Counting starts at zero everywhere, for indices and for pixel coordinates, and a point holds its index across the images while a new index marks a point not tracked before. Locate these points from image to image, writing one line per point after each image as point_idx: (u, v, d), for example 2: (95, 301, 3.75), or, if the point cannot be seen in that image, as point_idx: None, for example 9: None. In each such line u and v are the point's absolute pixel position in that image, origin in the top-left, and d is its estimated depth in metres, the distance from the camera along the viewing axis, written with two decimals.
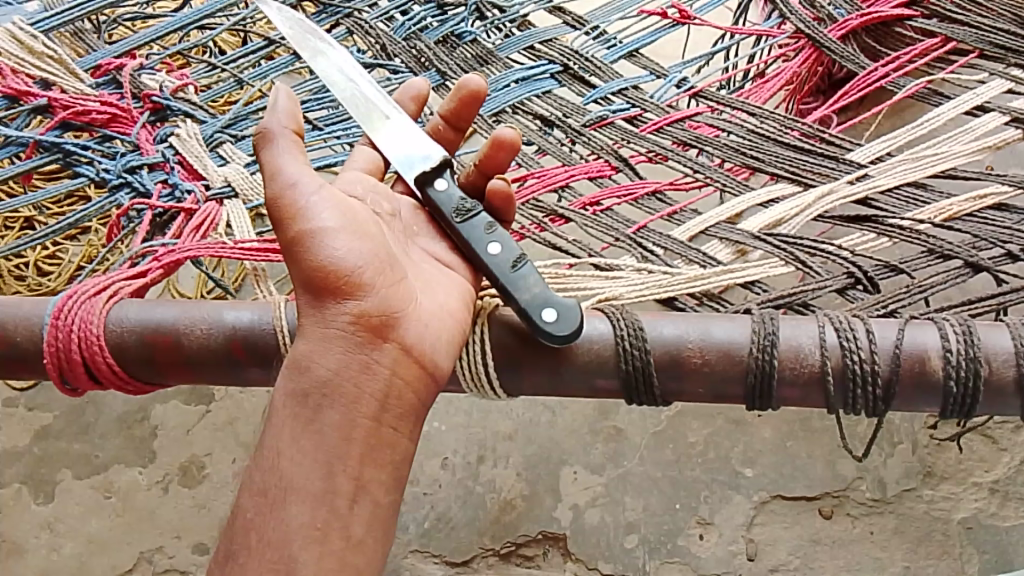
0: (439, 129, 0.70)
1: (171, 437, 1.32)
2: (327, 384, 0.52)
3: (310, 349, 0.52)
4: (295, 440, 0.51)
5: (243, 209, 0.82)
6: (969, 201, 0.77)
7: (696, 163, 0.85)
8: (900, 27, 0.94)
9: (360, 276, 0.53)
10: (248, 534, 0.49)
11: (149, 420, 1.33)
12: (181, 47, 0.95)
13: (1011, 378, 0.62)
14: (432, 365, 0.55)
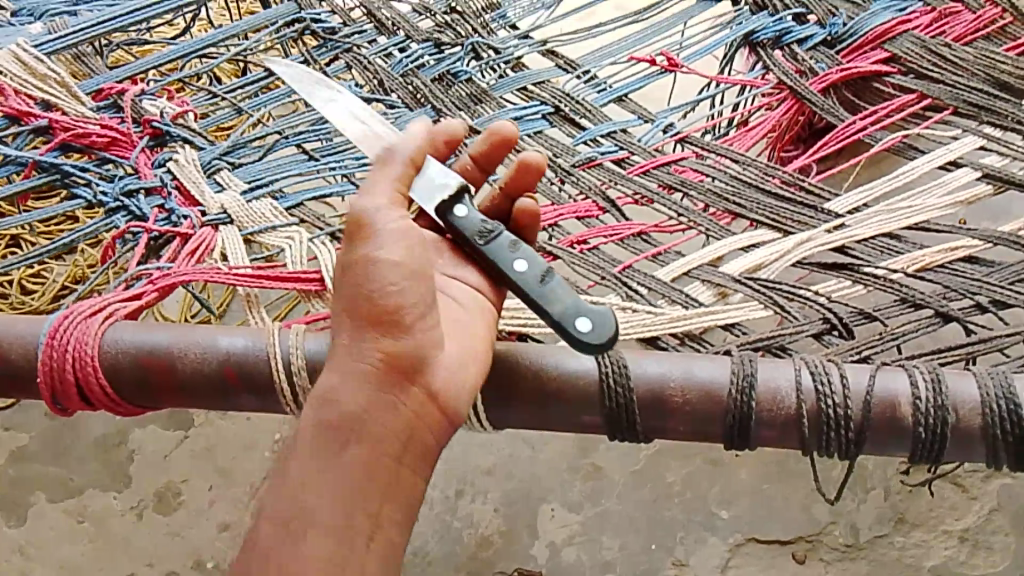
0: (466, 167, 0.72)
1: (146, 462, 1.39)
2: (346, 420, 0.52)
3: (347, 383, 0.53)
4: (319, 472, 0.51)
5: (238, 234, 0.84)
6: (940, 252, 0.80)
7: (681, 207, 0.87)
8: (879, 82, 0.99)
9: (407, 318, 0.54)
10: (262, 557, 0.50)
11: (125, 445, 1.41)
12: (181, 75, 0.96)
13: (978, 426, 0.62)
14: (456, 412, 0.56)
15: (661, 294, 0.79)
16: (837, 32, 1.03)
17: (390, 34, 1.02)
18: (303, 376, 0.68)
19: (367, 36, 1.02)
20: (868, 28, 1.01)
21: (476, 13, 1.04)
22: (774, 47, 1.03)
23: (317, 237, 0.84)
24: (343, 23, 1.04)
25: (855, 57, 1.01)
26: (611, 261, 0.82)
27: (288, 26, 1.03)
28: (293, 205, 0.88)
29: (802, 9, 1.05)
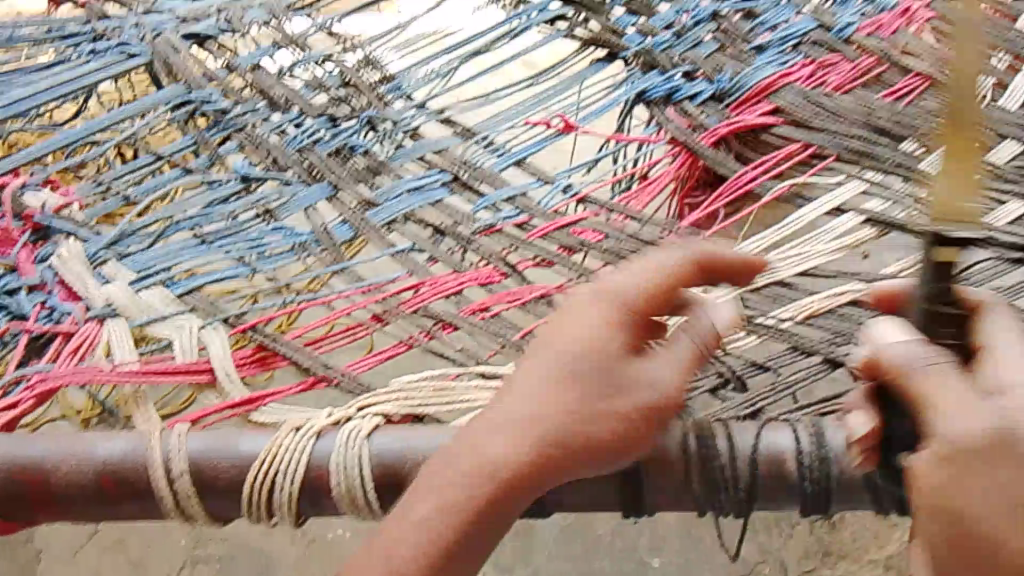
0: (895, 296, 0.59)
1: (57, 557, 1.28)
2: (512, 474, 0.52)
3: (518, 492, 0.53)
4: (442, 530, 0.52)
5: (125, 328, 0.79)
6: (825, 298, 0.82)
7: (580, 267, 0.86)
8: (765, 133, 1.03)
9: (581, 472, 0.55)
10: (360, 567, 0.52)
11: (33, 541, 1.30)
12: (68, 164, 0.96)
13: (861, 479, 0.62)
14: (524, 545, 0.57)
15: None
16: (725, 87, 1.07)
17: (284, 110, 1.00)
18: (187, 480, 0.61)
19: (260, 113, 1.00)
20: (753, 82, 1.06)
21: (371, 85, 1.04)
22: (665, 104, 1.08)
23: (209, 324, 0.81)
24: (235, 102, 1.01)
25: (743, 110, 1.05)
26: (513, 327, 0.80)
27: (179, 107, 1.01)
28: (183, 292, 0.84)
29: (689, 66, 1.10)
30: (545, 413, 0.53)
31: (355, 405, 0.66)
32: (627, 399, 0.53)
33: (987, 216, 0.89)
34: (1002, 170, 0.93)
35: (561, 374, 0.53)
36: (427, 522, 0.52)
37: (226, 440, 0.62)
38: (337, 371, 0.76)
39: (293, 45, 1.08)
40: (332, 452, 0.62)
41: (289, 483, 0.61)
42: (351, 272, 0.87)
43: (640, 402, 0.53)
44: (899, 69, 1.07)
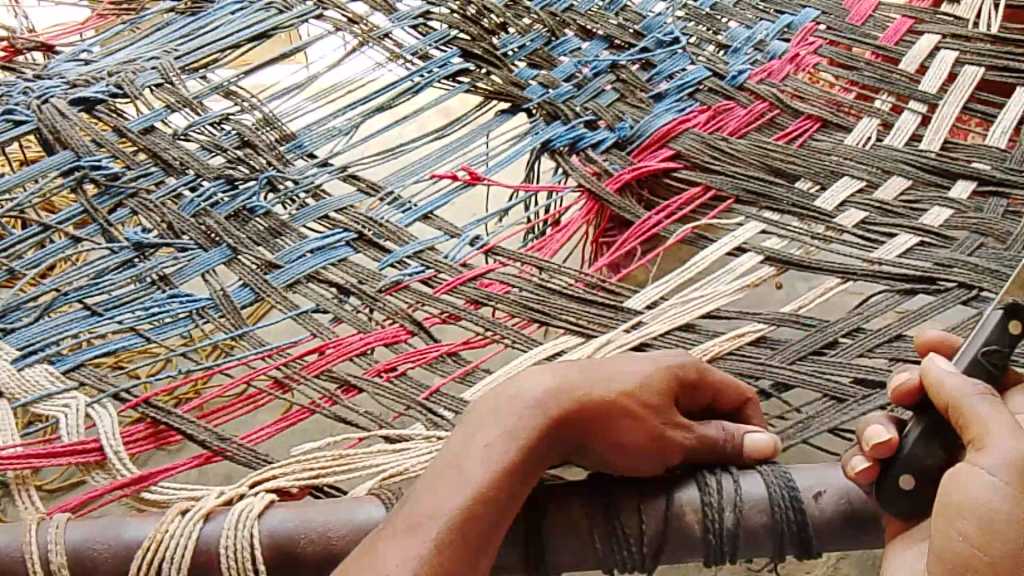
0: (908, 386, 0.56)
1: None
2: (510, 442, 0.56)
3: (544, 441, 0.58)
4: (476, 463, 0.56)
5: (8, 410, 0.75)
6: (728, 340, 0.81)
7: (488, 321, 0.85)
8: (667, 177, 1.05)
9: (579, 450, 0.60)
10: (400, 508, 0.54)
11: None
12: None
13: (761, 523, 0.62)
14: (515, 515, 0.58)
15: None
16: (627, 134, 1.09)
17: (179, 173, 0.97)
18: (65, 574, 0.57)
19: (154, 176, 0.97)
20: (653, 130, 1.09)
21: (270, 144, 1.02)
22: (570, 153, 1.09)
23: (96, 400, 0.76)
24: (127, 167, 0.98)
25: (645, 156, 1.08)
26: (420, 386, 0.79)
27: (69, 173, 0.97)
28: (71, 367, 0.79)
29: (591, 116, 1.12)
30: (545, 395, 0.58)
31: (250, 481, 0.64)
32: (614, 384, 0.60)
33: (878, 249, 0.92)
34: (890, 205, 0.96)
35: (560, 373, 0.61)
36: (487, 451, 0.56)
37: (105, 527, 0.58)
38: (235, 443, 0.73)
39: (188, 107, 1.05)
40: (221, 533, 0.58)
41: (174, 571, 0.57)
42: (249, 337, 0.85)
43: (623, 385, 0.60)
44: (790, 112, 1.11)
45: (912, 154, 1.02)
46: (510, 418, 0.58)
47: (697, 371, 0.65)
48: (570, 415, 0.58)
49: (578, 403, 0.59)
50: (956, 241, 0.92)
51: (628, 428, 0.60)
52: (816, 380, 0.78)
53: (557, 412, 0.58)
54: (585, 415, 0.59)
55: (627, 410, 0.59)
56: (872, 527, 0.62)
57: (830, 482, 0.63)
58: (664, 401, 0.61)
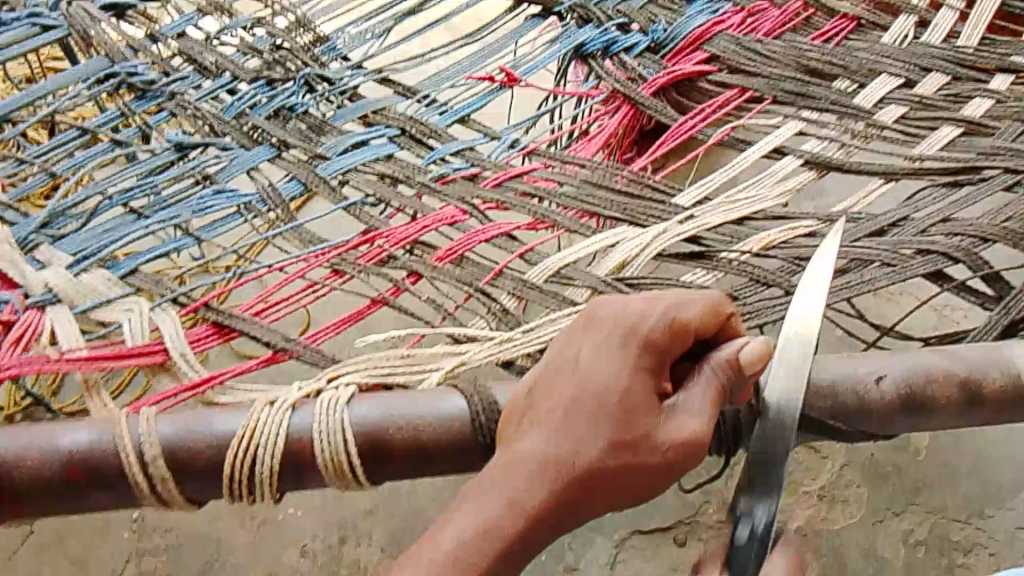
0: None
1: None
2: (491, 536, 0.52)
3: (501, 465, 0.55)
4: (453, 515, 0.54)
5: (70, 315, 0.76)
6: (781, 231, 0.83)
7: (540, 207, 0.86)
8: (703, 81, 1.05)
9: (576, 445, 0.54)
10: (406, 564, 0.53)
11: None
12: None
13: (823, 411, 0.65)
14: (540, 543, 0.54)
15: (530, 299, 0.78)
16: (660, 37, 1.08)
17: (215, 76, 0.97)
18: (161, 464, 0.59)
19: (189, 81, 0.97)
20: (687, 31, 1.07)
21: (304, 47, 1.01)
22: (603, 57, 1.07)
23: (158, 304, 0.78)
24: (163, 73, 0.97)
25: (679, 60, 1.06)
26: (482, 270, 0.80)
27: (103, 81, 0.95)
28: (125, 274, 0.80)
29: (623, 19, 1.10)
30: (528, 487, 0.53)
31: (325, 378, 0.66)
32: (585, 442, 0.54)
33: (920, 144, 0.93)
34: (931, 100, 0.97)
35: (528, 441, 0.55)
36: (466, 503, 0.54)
37: (197, 422, 0.61)
38: (300, 342, 0.73)
39: (219, 11, 1.05)
40: (311, 423, 0.61)
41: (270, 458, 0.60)
42: (300, 236, 0.84)
43: (601, 439, 0.53)
44: (826, 11, 1.10)
45: (949, 51, 1.02)
46: (497, 500, 0.53)
47: (663, 349, 0.55)
48: (559, 494, 0.53)
49: (561, 479, 0.53)
50: (998, 129, 0.93)
51: (627, 479, 0.54)
52: (881, 253, 0.79)
53: (544, 494, 0.53)
54: (571, 485, 0.53)
55: (609, 465, 0.53)
56: (930, 408, 0.66)
57: (892, 369, 0.67)
58: (646, 428, 0.54)
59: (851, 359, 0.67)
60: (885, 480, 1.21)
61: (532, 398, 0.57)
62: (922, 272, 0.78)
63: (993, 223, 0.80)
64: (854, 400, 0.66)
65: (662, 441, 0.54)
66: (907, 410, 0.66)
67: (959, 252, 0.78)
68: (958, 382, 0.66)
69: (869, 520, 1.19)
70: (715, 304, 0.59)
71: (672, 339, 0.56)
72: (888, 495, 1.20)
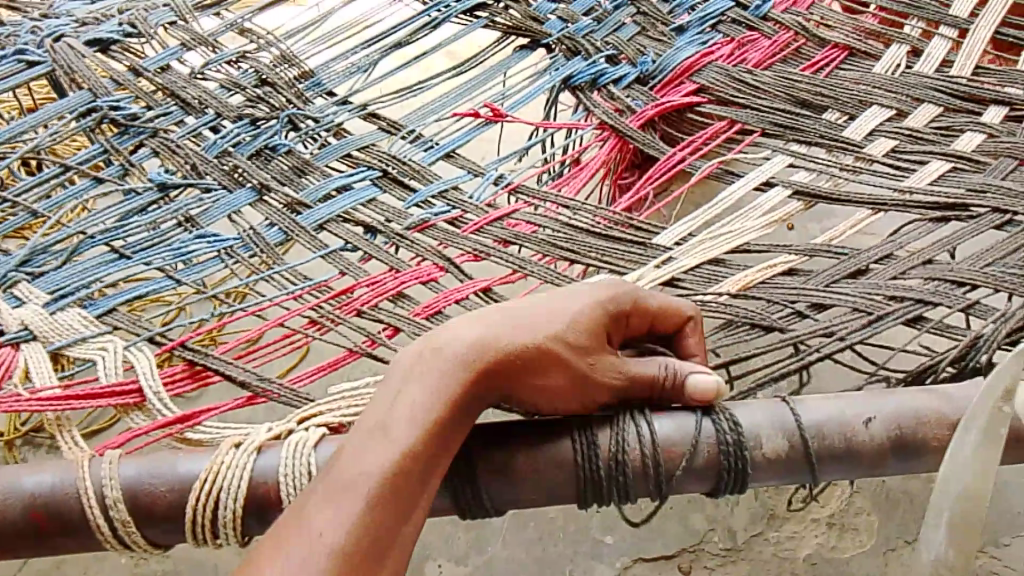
0: None
1: None
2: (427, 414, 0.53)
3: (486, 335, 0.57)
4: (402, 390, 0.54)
5: (44, 352, 0.75)
6: (760, 270, 0.81)
7: (518, 257, 0.84)
8: (692, 112, 1.03)
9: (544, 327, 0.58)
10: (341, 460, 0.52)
11: None
12: None
13: (807, 450, 0.64)
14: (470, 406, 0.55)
15: None
16: (649, 69, 1.07)
17: (198, 112, 0.97)
18: (122, 508, 0.58)
19: (172, 116, 0.97)
20: (675, 62, 1.07)
21: (289, 81, 1.01)
22: (591, 89, 1.06)
23: (133, 342, 0.76)
24: (148, 107, 0.97)
25: (668, 91, 1.05)
26: None
27: (85, 115, 0.96)
28: (102, 312, 0.79)
29: (612, 50, 1.09)
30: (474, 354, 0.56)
31: (296, 419, 0.65)
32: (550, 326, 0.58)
33: (909, 177, 0.91)
34: (921, 133, 0.95)
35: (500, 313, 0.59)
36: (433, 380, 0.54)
37: (160, 465, 0.60)
38: (274, 384, 0.72)
39: (204, 45, 1.06)
40: (277, 465, 0.60)
41: (233, 502, 0.59)
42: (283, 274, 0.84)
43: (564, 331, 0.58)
44: (816, 42, 1.09)
45: (942, 81, 1.01)
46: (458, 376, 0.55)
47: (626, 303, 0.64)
48: (486, 372, 0.55)
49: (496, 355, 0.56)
50: (988, 165, 0.91)
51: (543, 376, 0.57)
52: (853, 297, 0.77)
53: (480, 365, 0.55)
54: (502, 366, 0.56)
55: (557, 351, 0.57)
56: (921, 453, 0.64)
57: (881, 409, 0.65)
58: (585, 343, 0.59)
59: (838, 401, 0.66)
60: (896, 506, 1.25)
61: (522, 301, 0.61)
62: (903, 315, 0.76)
63: (973, 268, 0.78)
64: (841, 442, 0.64)
65: (602, 365, 0.60)
66: (898, 452, 0.64)
67: (940, 296, 0.76)
68: (951, 425, 0.64)
69: (881, 549, 1.22)
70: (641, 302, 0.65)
71: (625, 309, 0.64)
72: (900, 523, 1.24)
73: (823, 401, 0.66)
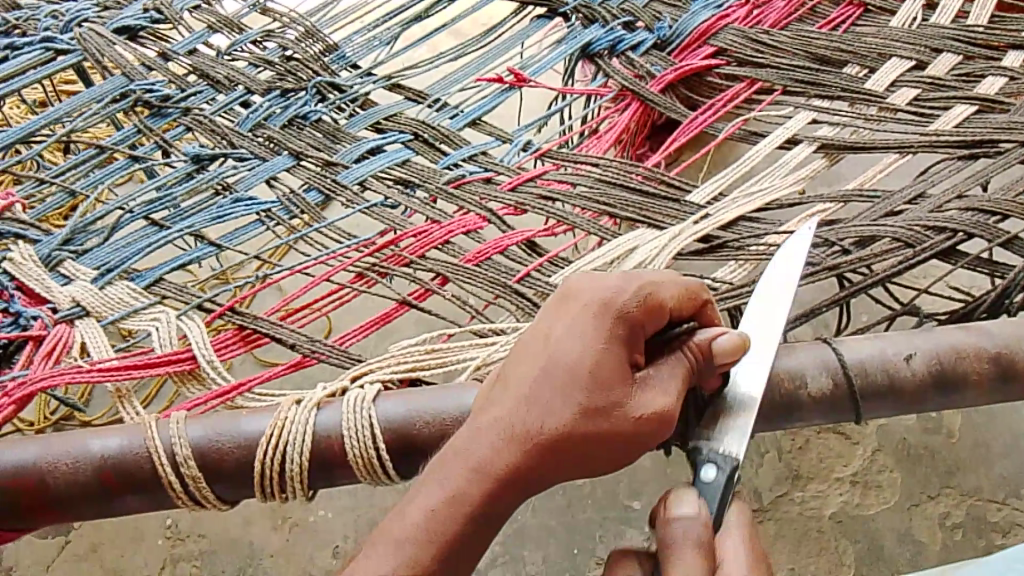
0: None
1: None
2: (457, 505, 0.53)
3: (488, 439, 0.54)
4: (427, 492, 0.54)
5: (98, 326, 0.76)
6: (800, 221, 0.83)
7: (561, 211, 0.86)
8: (710, 76, 1.05)
9: (548, 404, 0.54)
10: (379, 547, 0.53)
11: None
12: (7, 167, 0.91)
13: (848, 388, 0.65)
14: (503, 499, 0.54)
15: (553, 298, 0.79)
16: (665, 34, 1.07)
17: (228, 90, 0.99)
18: (192, 465, 0.60)
19: (204, 95, 0.98)
20: (692, 27, 1.07)
21: (315, 56, 1.02)
22: (610, 56, 1.07)
23: (184, 312, 0.77)
24: (179, 89, 0.99)
25: (685, 56, 1.06)
26: (510, 271, 0.82)
27: (119, 100, 0.97)
28: (149, 283, 0.80)
29: (629, 17, 1.10)
30: (491, 452, 0.54)
31: (348, 377, 0.66)
32: (557, 407, 0.54)
33: (934, 123, 0.93)
34: (943, 81, 0.97)
35: (500, 406, 0.55)
36: (448, 487, 0.53)
37: (227, 424, 0.62)
38: (325, 346, 0.74)
39: (228, 27, 1.07)
40: (339, 420, 0.62)
41: (299, 457, 0.61)
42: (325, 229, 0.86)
43: (571, 407, 0.54)
44: (831, 0, 1.10)
45: (958, 30, 1.02)
46: (476, 479, 0.53)
47: (636, 317, 0.56)
48: (508, 475, 0.53)
49: (530, 447, 0.53)
50: (1012, 105, 0.93)
51: (594, 447, 0.54)
52: (892, 228, 0.79)
53: (508, 460, 0.53)
54: (535, 455, 0.53)
55: (577, 430, 0.53)
56: (963, 385, 0.66)
57: (920, 346, 0.67)
58: (604, 403, 0.54)
59: (879, 340, 0.67)
60: (917, 463, 1.27)
61: (511, 362, 0.57)
62: (943, 247, 0.77)
63: (1009, 198, 0.80)
64: (884, 379, 0.66)
65: (633, 411, 0.55)
66: (937, 388, 0.66)
67: (976, 228, 0.78)
68: (990, 358, 0.66)
69: (905, 505, 1.24)
70: (650, 304, 0.57)
71: (637, 324, 0.56)
72: (921, 479, 1.26)
73: (864, 340, 0.68)
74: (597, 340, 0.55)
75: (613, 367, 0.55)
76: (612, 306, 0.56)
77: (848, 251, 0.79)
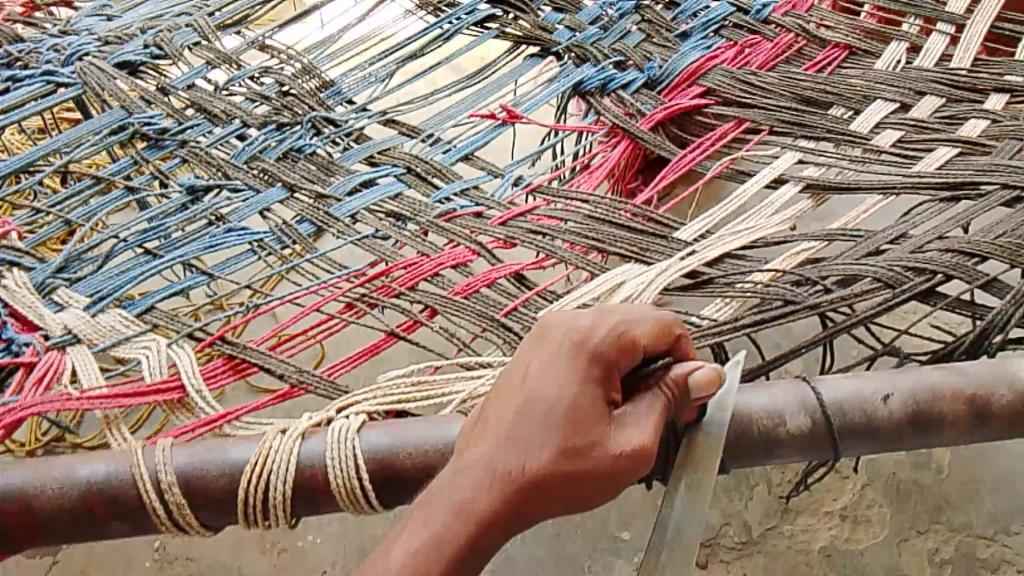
0: None
1: None
2: (441, 545, 0.54)
3: (470, 479, 0.55)
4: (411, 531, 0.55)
5: (89, 354, 0.77)
6: (786, 260, 0.84)
7: (548, 244, 0.88)
8: (700, 115, 1.07)
9: (528, 444, 0.55)
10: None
11: None
12: (6, 196, 0.92)
13: (825, 425, 0.66)
14: (487, 539, 0.54)
15: None
16: (655, 75, 1.10)
17: (225, 122, 1.01)
18: (176, 491, 0.60)
19: (201, 128, 1.00)
20: (681, 68, 1.10)
21: (311, 91, 1.05)
22: (601, 95, 1.09)
23: (174, 341, 0.78)
24: (178, 121, 1.01)
25: (676, 95, 1.08)
26: (498, 304, 0.83)
27: (118, 132, 0.99)
28: (142, 311, 0.81)
29: (619, 57, 1.13)
30: (473, 493, 0.54)
31: (337, 407, 0.67)
32: (537, 447, 0.54)
33: (916, 164, 0.94)
34: (927, 123, 0.99)
35: (481, 448, 0.56)
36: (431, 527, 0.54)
37: (212, 452, 0.62)
38: (313, 376, 0.74)
39: (227, 62, 1.08)
40: (323, 450, 0.62)
41: (282, 484, 0.61)
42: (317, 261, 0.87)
43: (550, 447, 0.54)
44: (817, 43, 1.13)
45: (941, 74, 1.05)
46: (459, 519, 0.54)
47: (610, 356, 0.57)
48: (490, 515, 0.54)
49: (511, 487, 0.54)
50: (995, 147, 0.95)
51: (574, 487, 0.54)
52: (874, 269, 0.80)
53: (490, 501, 0.54)
54: (518, 494, 0.54)
55: (557, 471, 0.54)
56: (939, 425, 0.67)
57: (897, 386, 0.67)
58: (583, 442, 0.55)
59: (855, 378, 0.68)
60: (907, 498, 1.28)
61: (489, 402, 0.58)
62: (921, 289, 0.79)
63: (987, 241, 0.81)
64: (862, 417, 0.66)
65: (612, 449, 0.55)
66: (914, 424, 0.67)
67: (955, 269, 0.79)
68: (967, 399, 0.67)
69: (895, 539, 1.24)
70: (625, 343, 0.57)
71: (612, 364, 0.57)
72: (911, 514, 1.26)
73: (840, 378, 0.69)
74: (573, 380, 0.56)
75: (590, 405, 0.56)
76: (587, 347, 0.57)
77: (830, 290, 0.80)
